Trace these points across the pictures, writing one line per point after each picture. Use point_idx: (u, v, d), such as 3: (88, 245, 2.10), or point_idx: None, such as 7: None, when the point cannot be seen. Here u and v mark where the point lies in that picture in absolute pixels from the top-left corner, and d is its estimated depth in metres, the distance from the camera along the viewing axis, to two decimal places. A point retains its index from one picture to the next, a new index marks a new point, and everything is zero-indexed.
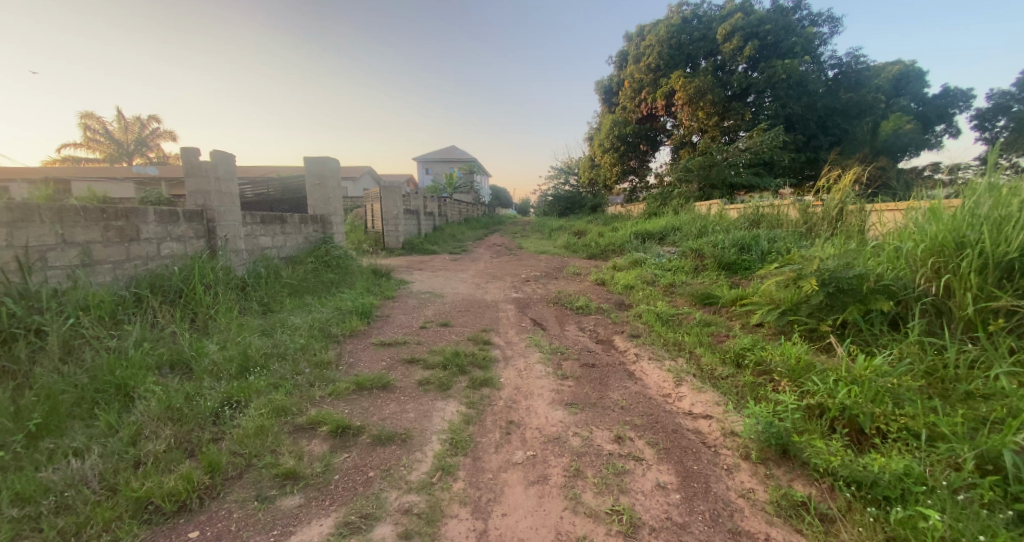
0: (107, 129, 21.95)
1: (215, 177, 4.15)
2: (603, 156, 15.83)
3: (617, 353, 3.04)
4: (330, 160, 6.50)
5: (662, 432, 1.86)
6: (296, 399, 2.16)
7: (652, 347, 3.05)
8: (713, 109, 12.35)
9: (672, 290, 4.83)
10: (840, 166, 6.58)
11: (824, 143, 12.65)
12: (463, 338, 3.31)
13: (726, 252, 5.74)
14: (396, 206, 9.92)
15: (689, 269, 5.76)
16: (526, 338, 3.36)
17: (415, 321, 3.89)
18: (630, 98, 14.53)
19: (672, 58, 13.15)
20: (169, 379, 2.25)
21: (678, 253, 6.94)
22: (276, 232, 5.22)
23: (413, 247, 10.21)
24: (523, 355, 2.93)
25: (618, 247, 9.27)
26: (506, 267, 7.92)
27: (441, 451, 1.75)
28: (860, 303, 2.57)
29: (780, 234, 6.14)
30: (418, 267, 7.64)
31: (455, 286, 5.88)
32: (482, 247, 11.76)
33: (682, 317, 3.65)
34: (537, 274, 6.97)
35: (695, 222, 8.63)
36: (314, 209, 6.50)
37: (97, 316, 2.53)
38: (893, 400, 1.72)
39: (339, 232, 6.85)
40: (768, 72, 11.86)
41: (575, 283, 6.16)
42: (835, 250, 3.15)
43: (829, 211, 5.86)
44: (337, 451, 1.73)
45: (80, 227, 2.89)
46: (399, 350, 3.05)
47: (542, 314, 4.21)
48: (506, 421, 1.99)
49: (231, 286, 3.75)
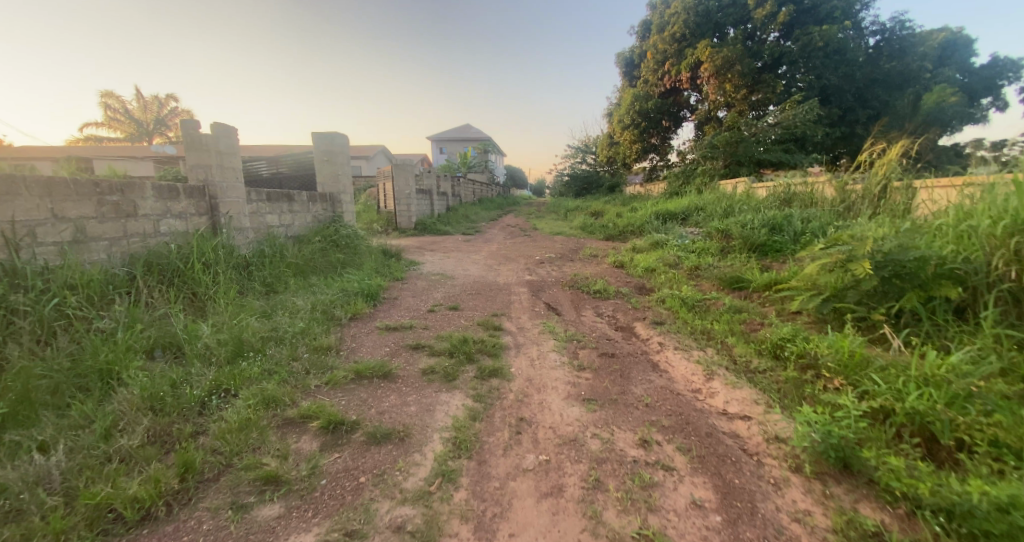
0: (127, 108, 22.28)
1: (215, 149, 3.99)
2: (623, 133, 15.29)
3: (638, 341, 2.79)
4: (338, 136, 6.26)
5: (694, 436, 1.62)
6: (289, 388, 1.99)
7: (677, 336, 2.81)
8: (742, 82, 11.72)
9: (698, 273, 4.55)
10: (883, 139, 6.10)
11: (862, 117, 12.03)
12: (473, 323, 3.11)
13: (756, 233, 5.38)
14: (409, 186, 9.71)
15: (715, 250, 5.45)
16: (541, 323, 3.15)
17: (423, 303, 3.71)
18: (653, 70, 14.02)
19: (698, 27, 12.50)
20: (156, 364, 2.11)
21: (702, 234, 6.65)
22: (284, 210, 5.09)
23: (425, 227, 10.03)
24: (536, 343, 2.72)
25: (636, 228, 8.93)
26: (519, 248, 7.68)
27: (442, 453, 1.55)
28: (920, 290, 2.30)
29: (813, 214, 5.75)
30: (430, 248, 7.48)
31: (466, 268, 5.68)
32: (495, 228, 11.56)
33: (709, 303, 3.41)
34: (552, 256, 6.72)
35: (720, 202, 8.30)
36: (323, 187, 6.32)
37: (86, 296, 2.40)
38: (979, 405, 1.46)
39: (350, 211, 6.69)
40: (804, 39, 11.27)
41: (592, 266, 5.90)
42: (888, 230, 2.83)
43: (871, 188, 5.46)
44: (327, 451, 1.55)
45: (72, 202, 2.76)
46: (404, 335, 2.87)
47: (556, 298, 3.97)
48: (517, 418, 1.79)
49: (232, 265, 3.61)
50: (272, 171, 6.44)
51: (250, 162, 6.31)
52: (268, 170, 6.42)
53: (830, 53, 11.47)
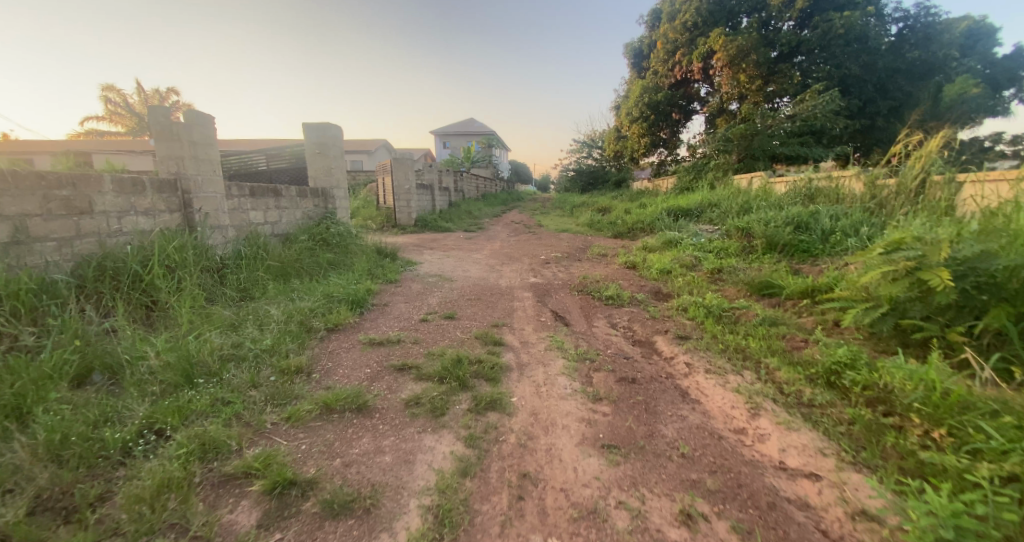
0: (128, 102, 22.04)
1: (188, 139, 3.61)
2: (631, 126, 14.87)
3: (660, 361, 2.40)
4: (331, 128, 5.85)
5: (751, 510, 1.24)
6: (239, 428, 1.62)
7: (706, 355, 2.42)
8: (757, 72, 11.28)
9: (720, 278, 4.16)
10: (918, 129, 5.70)
11: (882, 108, 11.61)
12: (470, 337, 2.73)
13: (780, 232, 5.00)
14: (409, 181, 9.34)
15: (735, 250, 5.10)
16: (547, 336, 2.76)
17: (416, 311, 3.33)
18: (664, 60, 13.60)
19: (711, 14, 12.09)
20: (84, 394, 1.75)
21: (719, 233, 6.25)
22: (269, 206, 4.72)
23: (427, 223, 9.66)
24: (542, 363, 2.33)
25: (647, 225, 8.52)
26: (523, 247, 7.30)
27: (419, 534, 1.18)
28: (1008, 305, 1.92)
29: (841, 210, 5.36)
30: (430, 246, 7.11)
31: (467, 269, 5.31)
32: (499, 225, 11.18)
33: (739, 313, 3.02)
34: (558, 255, 6.35)
35: (736, 198, 7.92)
36: (315, 182, 5.93)
37: (14, 307, 2.04)
38: None
39: (344, 207, 6.30)
40: (823, 26, 10.89)
41: (601, 266, 5.51)
42: (953, 230, 2.43)
43: (907, 182, 5.07)
44: (267, 529, 1.18)
45: (9, 197, 2.40)
46: (390, 352, 2.49)
47: (564, 305, 3.58)
48: (518, 475, 1.41)
49: (205, 268, 3.24)
50: (266, 165, 6.11)
51: (240, 155, 5.96)
52: (261, 164, 6.07)
53: (850, 40, 11.07)
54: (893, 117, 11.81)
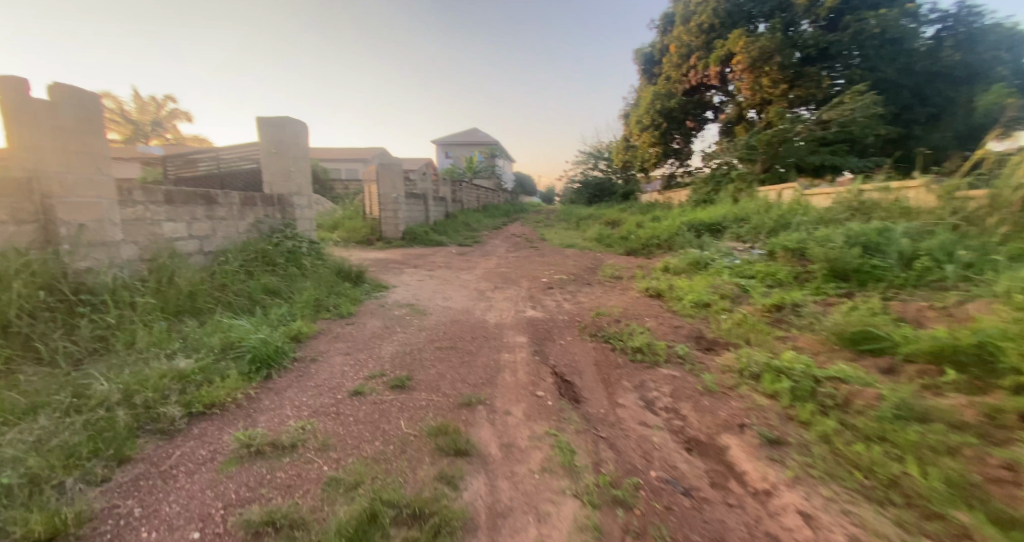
0: (124, 109, 21.68)
1: (53, 125, 2.53)
2: (642, 135, 13.99)
3: (750, 507, 1.33)
4: (291, 122, 4.88)
5: None
6: None
7: (832, 495, 1.34)
8: (781, 75, 10.33)
9: (782, 321, 3.07)
10: (1006, 132, 4.67)
11: (921, 115, 10.70)
12: (419, 436, 1.66)
13: (845, 254, 3.99)
14: (396, 189, 8.37)
15: (786, 277, 4.12)
16: (545, 434, 1.68)
17: (354, 371, 2.26)
18: (677, 65, 12.73)
19: (729, 16, 11.25)
20: None
21: (758, 253, 5.23)
22: (197, 216, 3.70)
23: (416, 236, 8.69)
24: (534, 512, 1.27)
25: (663, 240, 7.52)
26: (523, 265, 6.30)
27: None
28: None
29: (919, 228, 4.33)
30: (414, 264, 6.13)
31: (450, 295, 4.30)
32: (498, 238, 10.20)
33: (847, 389, 1.94)
34: (562, 276, 5.32)
35: (767, 212, 6.92)
36: (271, 186, 4.88)
37: None
38: None
39: (308, 218, 5.21)
40: (855, 27, 10.09)
41: (616, 293, 4.48)
42: None
43: (1007, 196, 4.01)
44: None
45: None
46: (270, 472, 1.42)
47: (574, 360, 2.53)
48: None
49: (49, 308, 2.20)
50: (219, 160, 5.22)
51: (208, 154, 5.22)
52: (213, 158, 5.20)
53: (886, 42, 10.28)
54: (931, 126, 10.85)
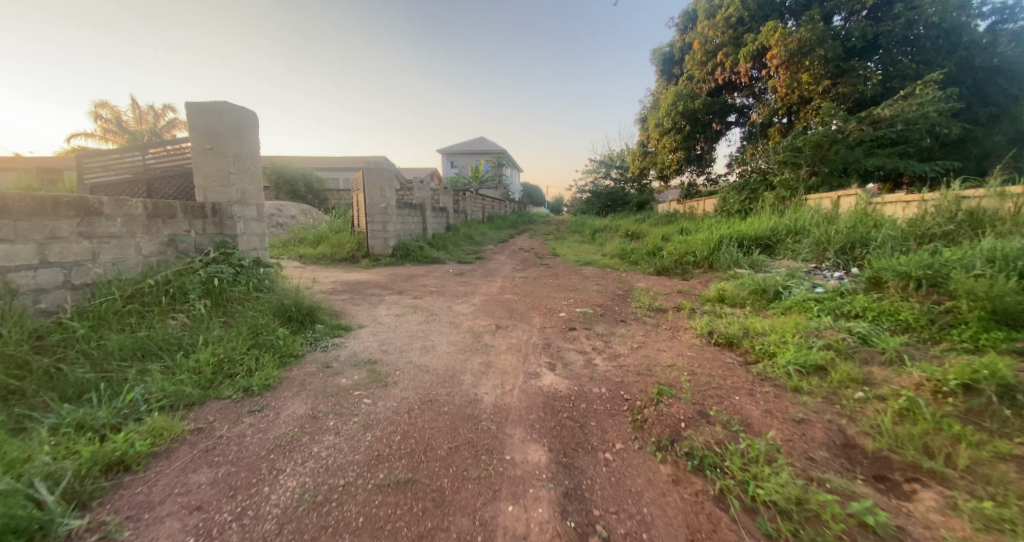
0: (121, 119, 21.04)
1: None
2: (660, 139, 12.76)
3: None
4: (228, 108, 3.70)
5: None
6: None
7: None
8: (824, 70, 9.00)
9: (987, 419, 1.80)
10: None
11: (985, 114, 9.33)
12: None
13: (1013, 289, 2.70)
14: (385, 198, 7.19)
15: (917, 321, 2.85)
16: None
17: None
18: (700, 63, 11.52)
19: (761, 8, 10.07)
20: None
21: (845, 279, 3.94)
22: (57, 236, 2.49)
23: (408, 252, 7.50)
24: None
25: (701, 258, 6.25)
26: (532, 291, 5.07)
27: None
28: None
29: None
30: (399, 289, 4.93)
31: (433, 341, 3.08)
32: (503, 253, 8.97)
33: None
34: (585, 309, 4.07)
35: (832, 223, 5.62)
36: (204, 193, 3.72)
37: None
38: None
39: (256, 232, 4.01)
40: (909, 15, 8.81)
41: (664, 338, 3.22)
42: None
43: None
44: None
45: None
46: None
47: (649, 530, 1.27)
48: None
49: None
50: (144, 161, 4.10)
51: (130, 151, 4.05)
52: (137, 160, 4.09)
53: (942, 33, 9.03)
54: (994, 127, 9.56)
